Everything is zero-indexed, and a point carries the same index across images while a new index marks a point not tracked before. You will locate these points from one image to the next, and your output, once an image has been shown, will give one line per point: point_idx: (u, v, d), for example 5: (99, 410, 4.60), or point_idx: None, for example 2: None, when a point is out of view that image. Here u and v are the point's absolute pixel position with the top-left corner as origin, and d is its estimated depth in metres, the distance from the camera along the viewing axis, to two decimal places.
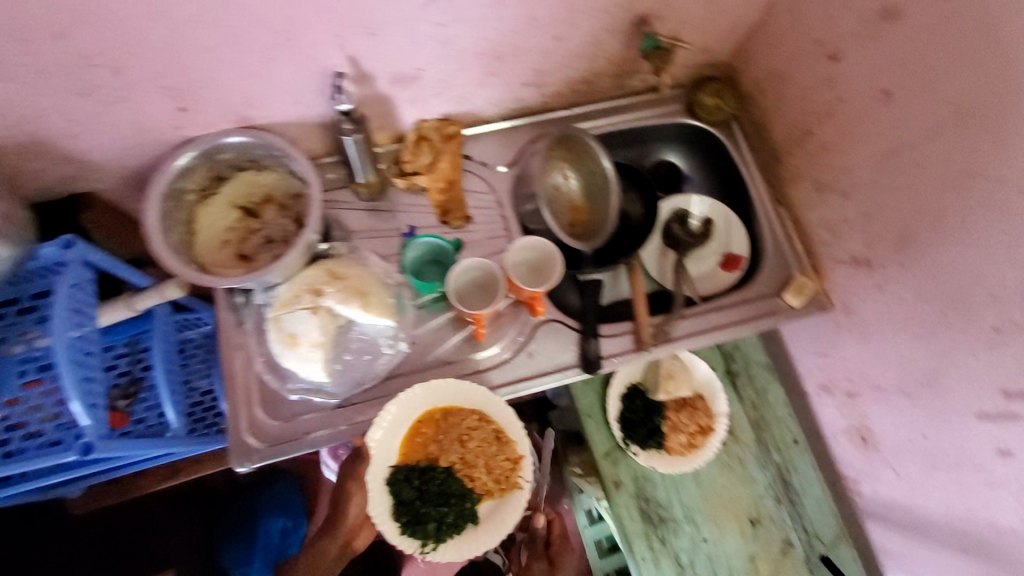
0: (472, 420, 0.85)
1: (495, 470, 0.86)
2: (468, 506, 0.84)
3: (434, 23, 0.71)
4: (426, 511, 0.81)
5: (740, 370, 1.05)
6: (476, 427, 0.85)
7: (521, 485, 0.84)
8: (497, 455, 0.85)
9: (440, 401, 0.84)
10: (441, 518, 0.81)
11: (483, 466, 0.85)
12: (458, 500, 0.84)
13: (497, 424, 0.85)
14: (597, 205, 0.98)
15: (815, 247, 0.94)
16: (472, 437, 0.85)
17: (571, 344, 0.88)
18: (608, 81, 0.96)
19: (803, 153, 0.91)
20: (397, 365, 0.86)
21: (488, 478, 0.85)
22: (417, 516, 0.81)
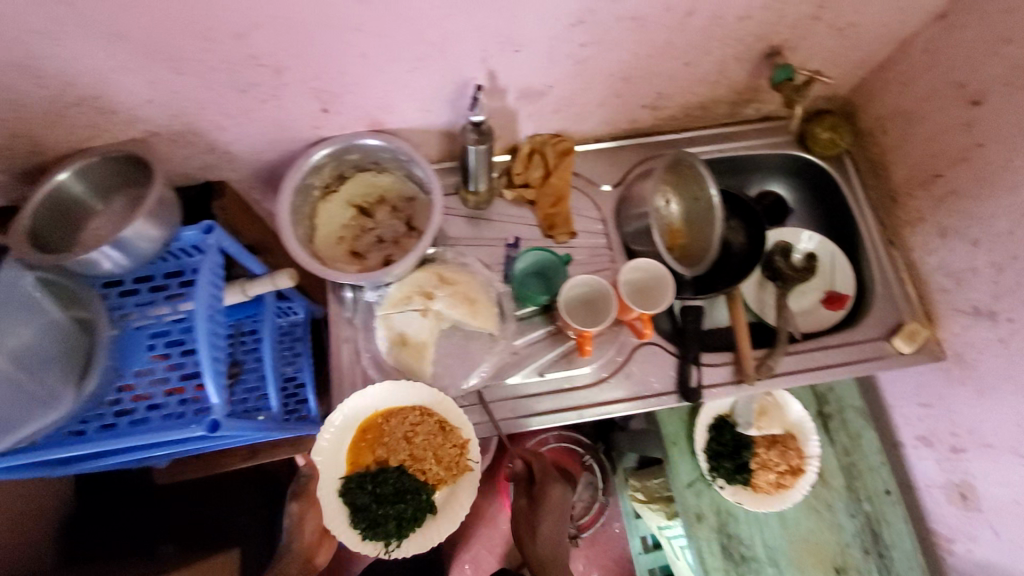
0: (413, 417, 0.81)
1: (445, 460, 0.82)
2: (424, 498, 0.82)
3: (576, 42, 0.72)
4: (383, 512, 0.79)
5: (832, 413, 1.01)
6: (421, 425, 0.81)
7: (472, 467, 0.82)
8: (444, 450, 0.82)
9: (382, 403, 0.81)
10: (402, 516, 0.80)
11: (432, 458, 0.82)
12: (414, 494, 0.81)
13: (440, 414, 0.81)
14: (701, 232, 0.96)
15: (930, 294, 0.91)
16: (417, 434, 0.82)
17: (670, 369, 0.87)
18: (724, 108, 0.95)
19: (925, 195, 0.88)
20: (495, 373, 0.86)
21: (440, 469, 0.82)
22: (376, 519, 0.79)
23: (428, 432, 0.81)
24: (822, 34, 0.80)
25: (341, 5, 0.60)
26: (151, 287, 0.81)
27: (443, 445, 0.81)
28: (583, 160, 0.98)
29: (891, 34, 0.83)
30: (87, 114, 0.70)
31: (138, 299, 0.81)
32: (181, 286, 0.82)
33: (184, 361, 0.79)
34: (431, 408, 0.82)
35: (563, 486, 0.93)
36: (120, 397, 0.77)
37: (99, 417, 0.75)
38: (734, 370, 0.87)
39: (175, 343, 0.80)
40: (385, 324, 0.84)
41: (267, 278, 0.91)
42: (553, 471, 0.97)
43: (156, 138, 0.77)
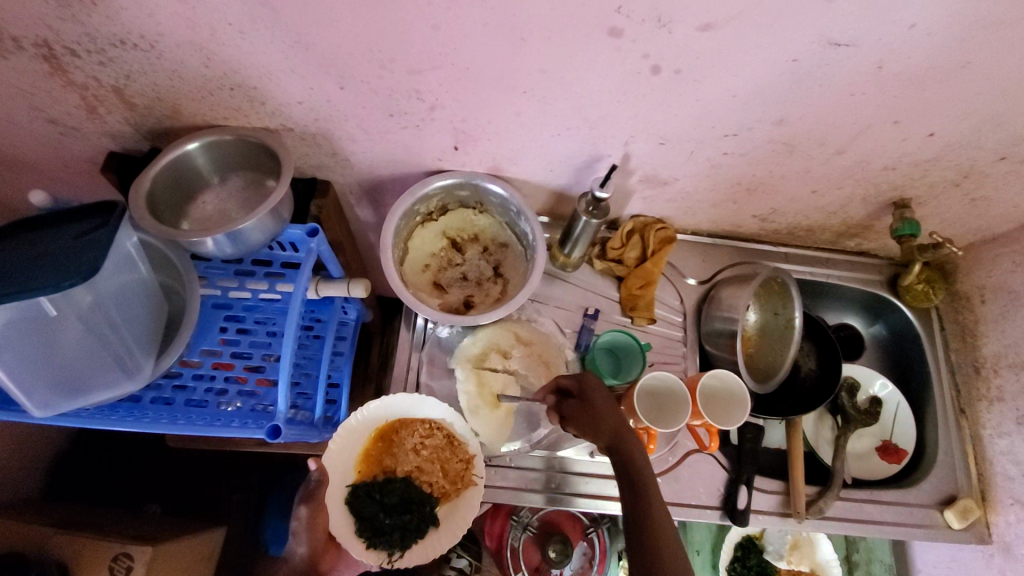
0: (422, 429, 0.80)
1: (451, 472, 0.80)
2: (429, 510, 0.79)
3: (721, 151, 0.72)
4: (390, 522, 0.77)
5: (859, 562, 0.97)
6: (431, 438, 0.80)
7: (476, 483, 0.79)
8: (451, 464, 0.80)
9: (391, 414, 0.80)
10: (405, 525, 0.77)
11: (438, 470, 0.80)
12: (420, 505, 0.79)
13: (449, 429, 0.80)
14: (774, 349, 0.94)
15: (991, 474, 0.89)
16: (425, 447, 0.80)
17: (717, 484, 0.86)
18: (829, 235, 0.95)
19: (1013, 377, 0.87)
20: (547, 441, 0.85)
21: (446, 482, 0.80)
22: (381, 528, 0.77)
23: (438, 444, 0.80)
24: (954, 200, 0.81)
25: (521, 68, 0.61)
26: (237, 270, 0.84)
27: (450, 458, 0.80)
28: (678, 249, 0.97)
29: (1019, 215, 0.83)
30: (235, 97, 0.71)
31: (223, 276, 0.84)
32: (267, 274, 0.85)
33: (251, 352, 0.81)
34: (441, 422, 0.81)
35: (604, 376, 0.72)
36: (181, 371, 0.79)
37: (157, 389, 0.77)
38: (783, 501, 0.86)
39: (245, 331, 0.83)
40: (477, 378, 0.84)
41: (341, 285, 0.90)
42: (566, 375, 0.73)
43: (287, 133, 0.77)
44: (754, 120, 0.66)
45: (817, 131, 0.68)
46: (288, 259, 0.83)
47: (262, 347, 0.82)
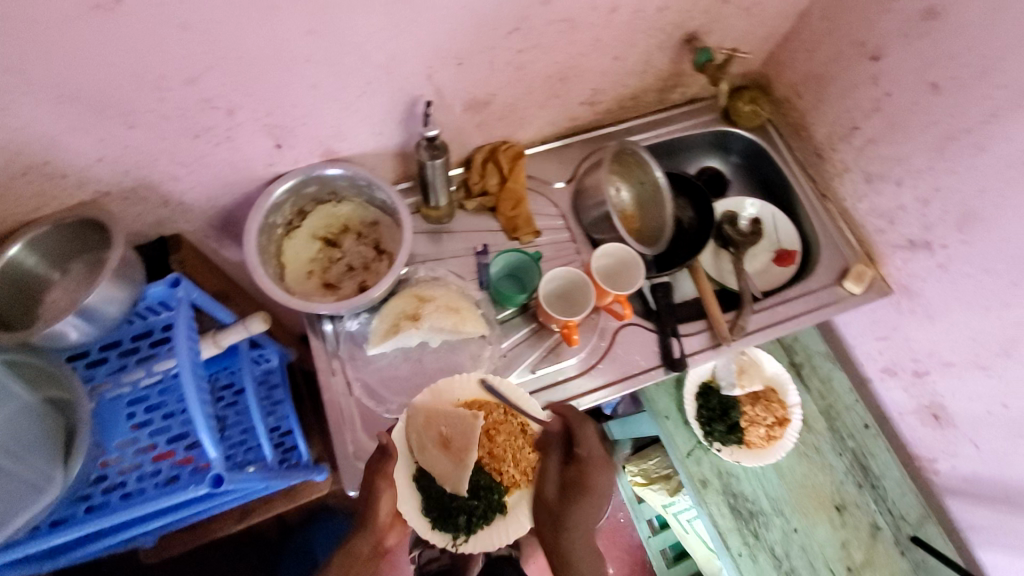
0: (499, 414, 0.84)
1: (523, 461, 0.84)
2: (496, 497, 0.82)
3: (514, 50, 0.77)
4: (457, 504, 0.80)
5: (803, 362, 1.07)
6: (504, 424, 0.84)
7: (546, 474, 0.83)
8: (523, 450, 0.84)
9: (464, 396, 0.83)
10: (473, 508, 0.80)
11: (509, 460, 0.84)
12: (488, 492, 0.82)
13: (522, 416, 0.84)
14: (654, 213, 1.02)
15: (866, 236, 0.99)
16: (500, 432, 0.84)
17: (651, 346, 0.92)
18: (654, 95, 1.02)
19: (849, 147, 0.95)
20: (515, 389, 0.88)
21: (516, 468, 0.84)
22: (448, 510, 0.80)
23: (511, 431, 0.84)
24: (731, 16, 0.89)
25: (285, 36, 0.62)
26: (120, 353, 0.81)
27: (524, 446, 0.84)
28: (535, 162, 1.02)
29: (789, 8, 0.92)
30: (32, 182, 0.68)
31: (108, 367, 0.80)
32: (152, 346, 0.82)
33: (169, 424, 0.79)
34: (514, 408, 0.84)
35: (609, 471, 0.84)
36: (105, 473, 0.76)
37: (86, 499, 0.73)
38: (711, 336, 0.92)
39: (154, 408, 0.80)
40: (425, 417, 0.81)
41: (240, 326, 0.89)
42: (580, 421, 0.82)
43: (107, 198, 0.75)
44: (523, 8, 0.70)
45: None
46: (166, 322, 0.81)
47: (177, 416, 0.80)
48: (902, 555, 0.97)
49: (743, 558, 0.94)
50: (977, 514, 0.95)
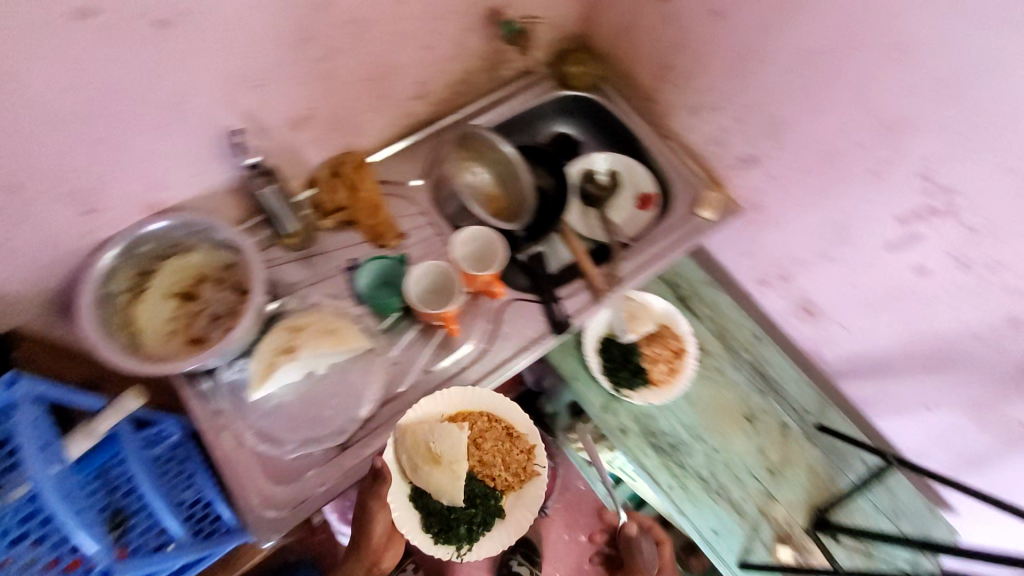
0: (482, 421, 0.87)
1: (513, 464, 0.90)
2: (492, 502, 0.88)
3: (312, 59, 0.76)
4: (455, 517, 0.85)
5: (688, 294, 1.13)
6: (490, 431, 0.88)
7: (539, 470, 0.90)
8: (513, 455, 0.89)
9: (446, 409, 0.84)
10: (470, 518, 0.86)
11: (500, 464, 0.89)
12: (484, 500, 0.88)
13: (507, 420, 0.89)
14: (514, 187, 1.03)
15: (708, 163, 1.05)
16: (486, 437, 0.88)
17: (537, 315, 0.93)
18: (483, 76, 1.04)
19: (670, 85, 1.01)
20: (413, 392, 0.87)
21: (507, 472, 0.89)
22: (447, 523, 0.85)
23: (498, 436, 0.89)
24: None
25: (45, 94, 0.58)
26: None
27: (511, 449, 0.89)
28: (386, 166, 1.01)
29: None
30: None
31: None
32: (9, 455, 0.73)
33: (49, 532, 0.72)
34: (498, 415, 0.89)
35: None
36: None
37: None
38: (589, 292, 0.95)
39: (29, 519, 0.71)
40: (409, 439, 0.81)
41: (109, 411, 0.82)
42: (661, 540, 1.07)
43: None
44: (303, 16, 0.70)
45: None
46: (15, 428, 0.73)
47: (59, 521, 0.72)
48: (814, 446, 1.03)
49: (675, 491, 0.98)
50: (865, 389, 1.03)
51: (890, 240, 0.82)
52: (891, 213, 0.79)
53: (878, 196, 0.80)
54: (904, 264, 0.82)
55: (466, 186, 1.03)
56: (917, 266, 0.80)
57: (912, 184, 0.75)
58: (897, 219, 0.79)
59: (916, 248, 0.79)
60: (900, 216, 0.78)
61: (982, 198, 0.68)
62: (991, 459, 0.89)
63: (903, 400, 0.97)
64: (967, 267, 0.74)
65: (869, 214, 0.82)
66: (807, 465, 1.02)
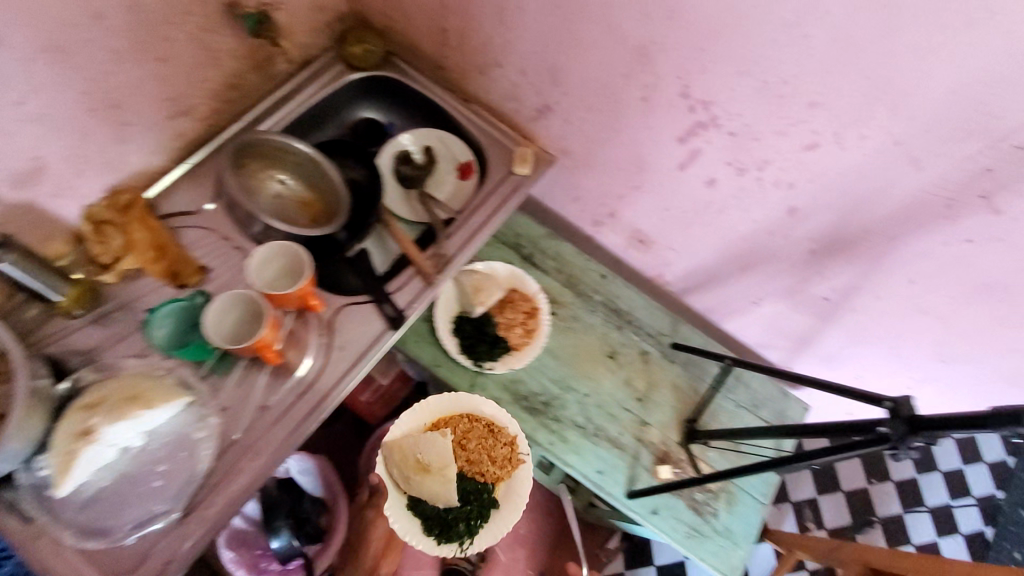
0: (464, 423, 0.99)
1: (499, 459, 0.99)
2: (485, 496, 0.99)
3: (9, 103, 0.65)
4: (453, 517, 0.97)
5: (531, 252, 1.13)
6: (471, 430, 0.99)
7: (524, 458, 0.98)
8: (494, 448, 0.98)
9: (429, 416, 1.01)
10: (466, 518, 0.97)
11: (487, 460, 0.99)
12: (478, 496, 0.99)
13: (485, 417, 0.99)
14: (325, 187, 0.97)
15: (513, 119, 1.04)
16: (470, 438, 0.98)
17: (371, 315, 0.88)
18: (254, 76, 0.95)
19: (453, 48, 0.98)
20: (252, 431, 0.80)
21: (494, 464, 0.99)
22: (447, 524, 0.97)
23: (479, 434, 0.98)
24: None
25: None
26: None
27: (495, 444, 0.98)
28: (170, 196, 0.91)
29: None
30: None
31: None
32: None
33: None
34: (477, 414, 0.99)
35: None
36: None
37: None
38: (420, 278, 0.91)
39: None
40: (398, 451, 0.98)
41: None
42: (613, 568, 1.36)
43: None
44: None
45: (43, 17, 0.63)
46: None
47: None
48: (673, 363, 1.09)
49: (556, 444, 0.99)
50: (707, 300, 1.09)
51: (680, 159, 0.85)
52: (672, 134, 0.82)
53: (657, 119, 0.82)
54: (696, 178, 0.86)
55: (273, 207, 0.96)
56: (707, 179, 0.85)
57: (677, 104, 0.77)
58: (678, 138, 0.82)
59: (701, 160, 0.83)
60: (679, 135, 0.81)
61: (732, 103, 0.72)
62: (814, 334, 0.98)
63: (737, 301, 1.04)
64: (742, 171, 0.79)
65: (656, 139, 0.85)
66: (670, 383, 1.08)
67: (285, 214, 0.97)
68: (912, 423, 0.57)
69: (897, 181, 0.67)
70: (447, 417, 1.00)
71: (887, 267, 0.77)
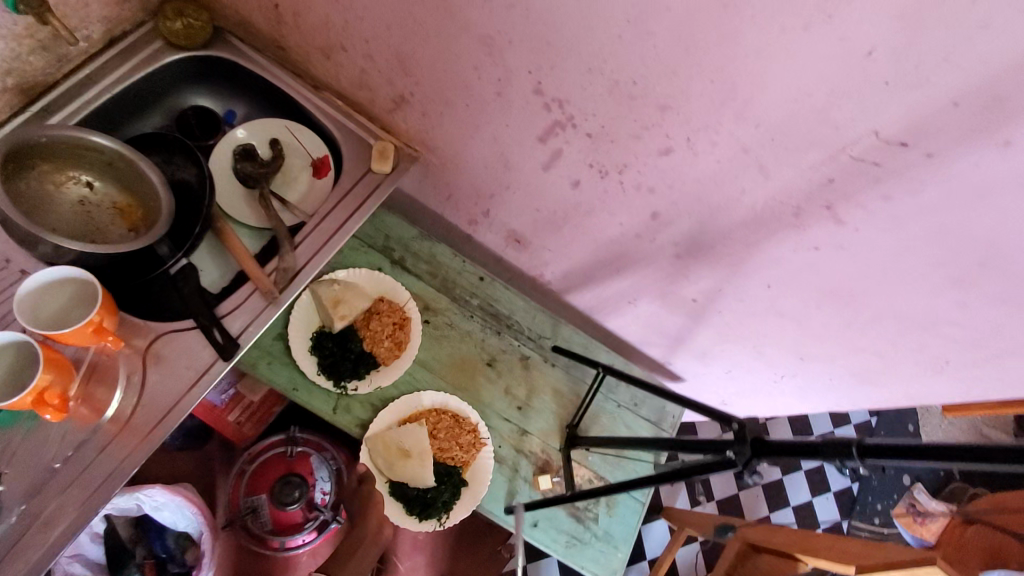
0: (433, 416, 0.96)
1: (465, 443, 0.96)
2: (456, 478, 0.95)
3: None
4: (432, 496, 0.94)
5: (402, 254, 1.03)
6: (440, 421, 0.96)
7: (486, 440, 0.97)
8: (463, 437, 0.96)
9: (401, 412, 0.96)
10: (444, 496, 0.94)
11: (455, 446, 0.95)
12: (450, 478, 0.95)
13: (451, 410, 0.97)
14: (141, 190, 0.80)
15: (369, 110, 0.92)
16: (440, 430, 0.95)
17: (198, 343, 0.76)
18: (32, 56, 0.77)
19: (290, 29, 0.84)
20: (41, 495, 0.67)
21: (463, 451, 0.96)
22: (427, 502, 0.94)
23: (448, 424, 0.96)
24: None
25: None
26: None
27: (461, 433, 0.96)
28: None
29: None
30: None
31: None
32: None
33: None
34: (443, 406, 0.97)
35: None
36: None
37: None
38: (260, 295, 0.80)
39: None
40: (375, 444, 0.93)
41: None
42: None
43: None
44: None
45: None
46: None
47: None
48: (554, 366, 1.06)
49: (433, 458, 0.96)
50: (587, 300, 1.05)
51: (543, 160, 0.78)
52: (532, 132, 0.75)
53: (515, 117, 0.74)
54: (562, 180, 0.80)
55: (77, 222, 0.80)
56: (572, 181, 0.79)
57: (532, 101, 0.70)
58: (539, 137, 0.75)
59: (564, 161, 0.76)
60: (539, 134, 0.74)
61: (586, 103, 0.66)
62: (688, 332, 0.97)
63: (617, 302, 1.00)
64: (605, 174, 0.74)
65: (516, 137, 0.77)
66: (551, 387, 1.05)
67: (94, 225, 0.80)
68: (758, 448, 0.56)
69: (748, 188, 0.64)
70: (420, 408, 0.96)
71: (746, 270, 0.76)
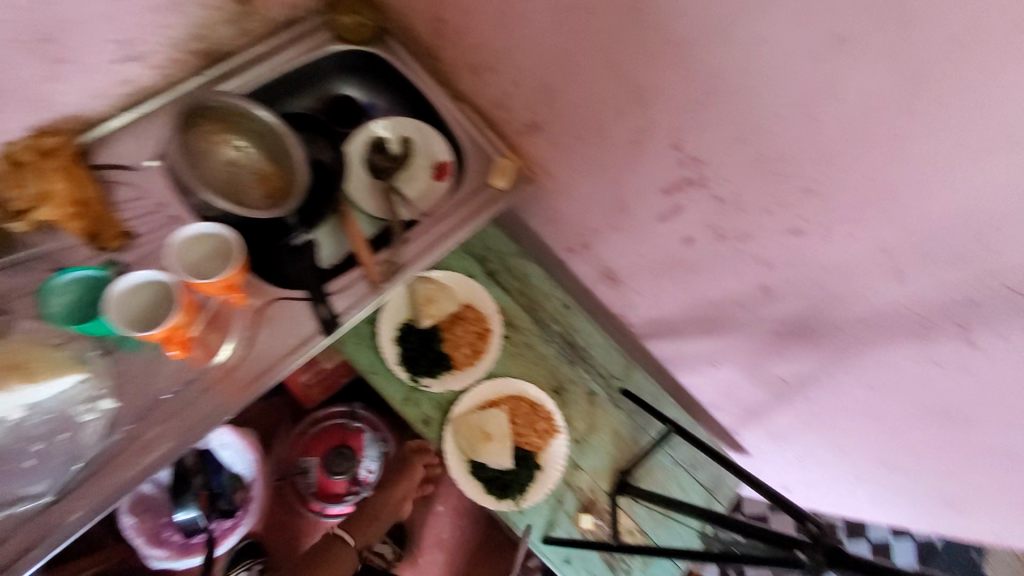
0: (512, 402, 1.01)
1: (540, 429, 1.01)
2: (531, 462, 1.00)
3: None
4: (510, 477, 1.00)
5: (498, 267, 1.06)
6: (519, 408, 1.01)
7: (559, 429, 1.02)
8: (539, 423, 1.01)
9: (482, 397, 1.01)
10: (519, 479, 1.00)
11: (531, 430, 1.01)
12: (526, 462, 1.00)
13: (529, 397, 1.02)
14: (284, 163, 0.87)
15: (500, 128, 0.96)
16: (518, 416, 1.01)
17: (305, 314, 0.82)
18: (223, 29, 0.86)
19: (448, 42, 0.89)
20: (145, 418, 0.75)
21: (539, 437, 1.01)
22: (505, 484, 0.99)
23: (525, 411, 1.01)
24: None
25: None
26: None
27: (538, 419, 1.01)
28: (105, 146, 0.84)
29: None
30: None
31: None
32: None
33: None
34: (522, 393, 1.02)
35: None
36: None
37: None
38: (367, 281, 0.85)
39: None
40: (459, 425, 1.00)
41: None
42: None
43: None
44: None
45: None
46: None
47: None
48: (618, 409, 1.06)
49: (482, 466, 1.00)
50: (667, 352, 1.03)
51: (660, 211, 0.79)
52: (658, 183, 0.75)
53: (644, 166, 0.75)
54: (673, 234, 0.80)
55: (225, 179, 0.88)
56: (685, 237, 0.79)
57: (667, 155, 0.71)
58: (663, 189, 0.76)
59: (682, 217, 0.77)
60: (664, 186, 0.75)
61: (722, 169, 0.66)
62: (766, 409, 0.94)
63: (698, 360, 0.99)
64: (722, 238, 0.74)
65: (639, 184, 0.78)
66: (612, 428, 1.05)
67: (239, 185, 0.89)
68: (832, 555, 0.54)
69: (874, 288, 0.62)
70: (499, 393, 1.01)
71: (848, 365, 0.73)
